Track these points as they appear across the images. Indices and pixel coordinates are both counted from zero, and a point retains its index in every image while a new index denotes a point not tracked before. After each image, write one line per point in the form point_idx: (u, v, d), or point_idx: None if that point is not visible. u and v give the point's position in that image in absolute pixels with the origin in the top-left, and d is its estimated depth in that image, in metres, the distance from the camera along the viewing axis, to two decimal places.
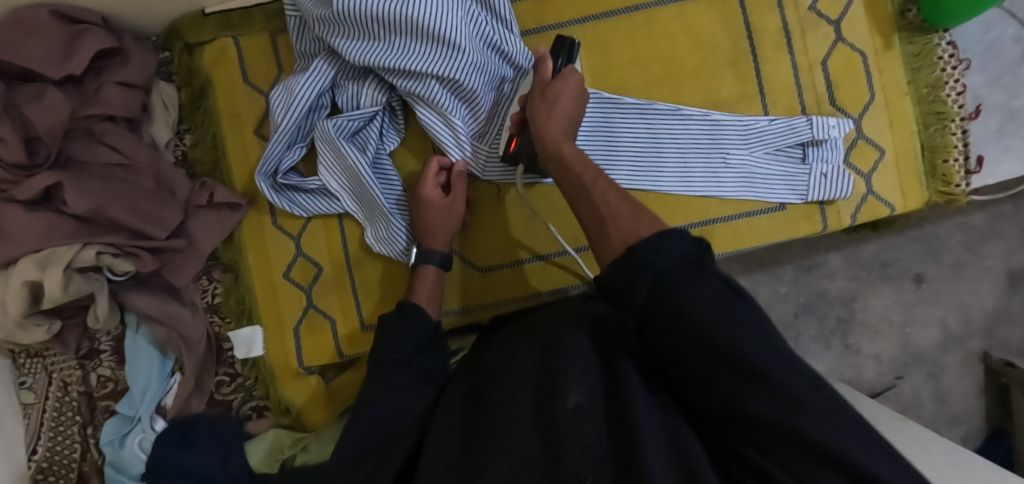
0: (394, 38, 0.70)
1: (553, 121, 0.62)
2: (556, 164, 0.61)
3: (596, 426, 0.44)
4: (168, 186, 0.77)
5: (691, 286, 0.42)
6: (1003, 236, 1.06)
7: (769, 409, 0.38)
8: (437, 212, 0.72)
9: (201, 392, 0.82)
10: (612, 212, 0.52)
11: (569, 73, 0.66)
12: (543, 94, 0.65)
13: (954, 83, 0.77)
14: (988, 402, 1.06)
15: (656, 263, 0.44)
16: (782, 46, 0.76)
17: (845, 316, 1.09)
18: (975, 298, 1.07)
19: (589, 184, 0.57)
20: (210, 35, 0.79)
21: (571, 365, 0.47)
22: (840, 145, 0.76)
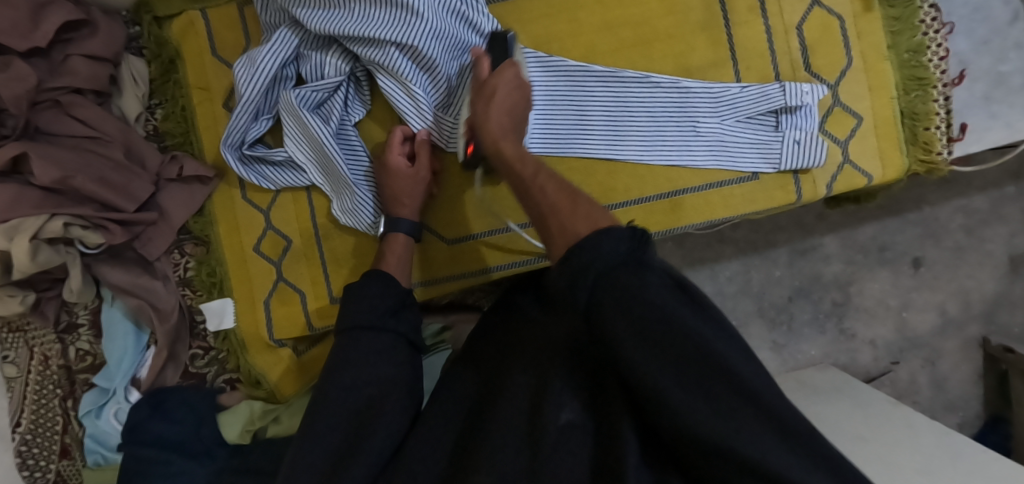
0: (354, 6, 0.69)
1: (492, 118, 0.62)
2: (499, 163, 0.60)
3: (582, 445, 0.44)
4: (138, 159, 0.78)
5: (633, 282, 0.39)
6: (1004, 220, 1.04)
7: (731, 432, 0.34)
8: (403, 180, 0.71)
9: (176, 362, 0.83)
10: (560, 206, 0.51)
11: (506, 66, 0.66)
12: (479, 92, 0.64)
13: (937, 48, 0.74)
14: (987, 388, 1.07)
15: (590, 263, 0.41)
16: (756, 9, 0.74)
17: (840, 300, 1.07)
18: (976, 283, 1.06)
19: (529, 180, 0.55)
20: (177, 8, 0.79)
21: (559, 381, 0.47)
22: (816, 112, 0.74)
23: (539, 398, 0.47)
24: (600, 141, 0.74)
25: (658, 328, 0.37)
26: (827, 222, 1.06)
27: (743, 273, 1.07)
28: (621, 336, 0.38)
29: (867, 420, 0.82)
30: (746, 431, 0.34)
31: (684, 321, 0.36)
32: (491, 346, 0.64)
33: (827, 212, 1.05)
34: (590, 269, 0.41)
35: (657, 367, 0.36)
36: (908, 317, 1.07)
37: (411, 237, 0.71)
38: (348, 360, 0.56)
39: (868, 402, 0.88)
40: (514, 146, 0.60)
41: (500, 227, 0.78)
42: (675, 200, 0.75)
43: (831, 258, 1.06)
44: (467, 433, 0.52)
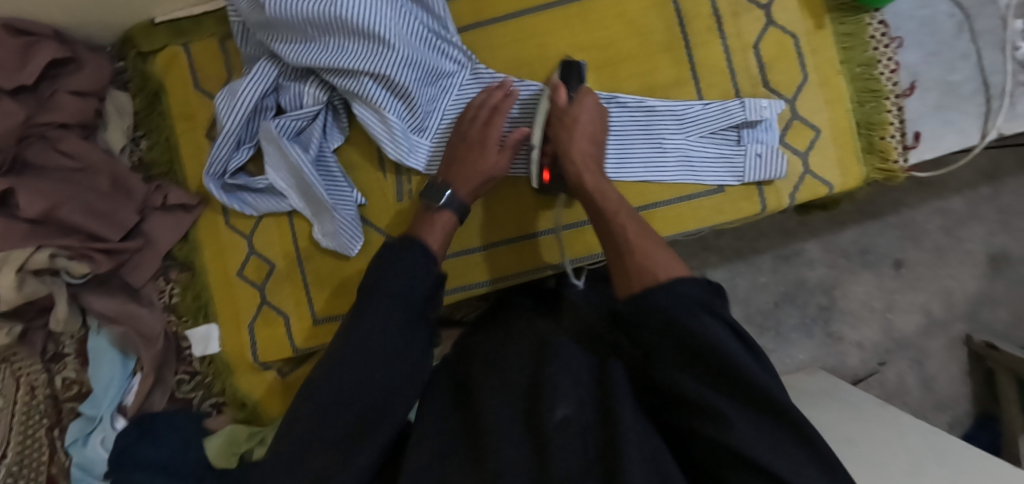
0: (329, 38, 0.72)
1: (576, 143, 0.68)
2: (580, 193, 0.67)
3: (582, 440, 0.48)
4: (124, 188, 0.80)
5: (692, 324, 0.48)
6: (981, 220, 1.08)
7: (760, 446, 0.45)
8: (469, 159, 0.72)
9: (163, 386, 0.84)
10: (638, 245, 0.59)
11: (584, 93, 0.72)
12: (561, 120, 0.70)
13: (887, 62, 0.78)
14: (976, 386, 1.09)
15: (659, 299, 0.51)
16: (714, 30, 0.78)
17: (825, 303, 1.10)
18: (958, 282, 1.09)
19: (610, 215, 0.63)
20: (162, 43, 0.82)
21: (562, 378, 0.52)
22: (775, 126, 0.77)
23: (539, 389, 0.52)
24: None
25: (711, 358, 0.48)
26: (808, 227, 1.09)
27: (729, 279, 1.10)
28: (677, 364, 0.49)
29: (849, 420, 0.85)
30: (760, 431, 0.46)
31: (723, 346, 0.47)
32: (471, 342, 0.66)
33: (808, 218, 1.09)
34: (661, 312, 0.50)
35: (707, 386, 0.48)
36: (893, 318, 1.10)
37: (456, 216, 0.71)
38: (355, 351, 0.56)
39: (853, 402, 0.90)
40: (595, 177, 0.67)
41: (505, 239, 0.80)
42: (648, 214, 0.78)
43: (815, 262, 1.10)
44: (464, 424, 0.55)
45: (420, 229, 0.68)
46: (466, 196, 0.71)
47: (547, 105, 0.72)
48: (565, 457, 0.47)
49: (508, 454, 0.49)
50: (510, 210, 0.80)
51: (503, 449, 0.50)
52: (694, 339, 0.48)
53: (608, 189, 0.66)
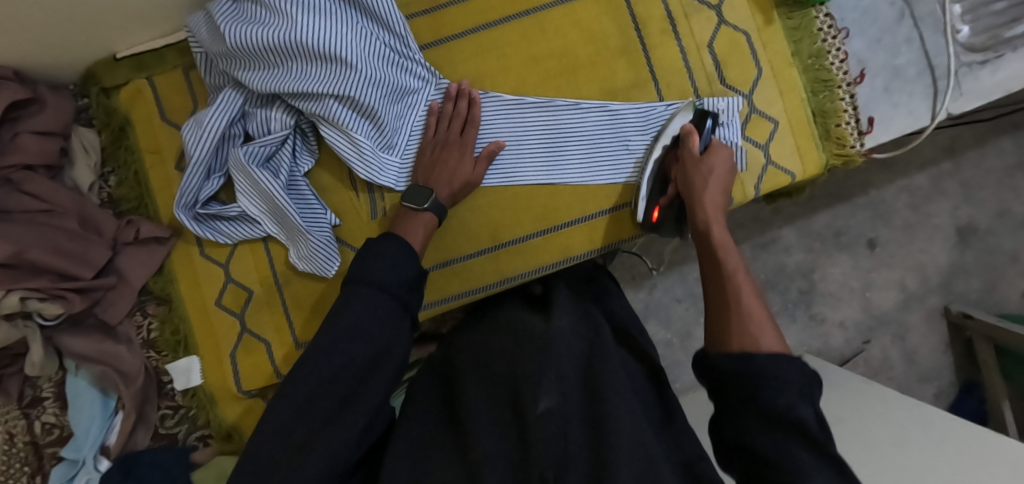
0: (292, 63, 0.72)
1: (710, 192, 0.69)
2: (700, 237, 0.67)
3: (558, 430, 0.54)
4: (94, 227, 0.80)
5: (781, 400, 0.48)
6: (946, 194, 1.15)
7: None
8: (447, 165, 0.74)
9: (145, 424, 0.83)
10: (746, 302, 0.58)
11: (719, 147, 0.73)
12: (696, 166, 0.71)
13: (836, 51, 0.81)
14: (956, 355, 1.15)
15: (755, 358, 0.51)
16: (668, 32, 0.80)
17: (806, 287, 1.15)
18: (929, 256, 1.15)
19: (725, 265, 0.62)
20: (124, 78, 0.82)
21: (546, 374, 0.59)
22: (736, 122, 0.79)
23: (523, 390, 0.58)
24: (540, 164, 0.79)
25: (788, 419, 0.47)
26: (782, 215, 1.15)
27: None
28: (752, 421, 0.49)
29: (839, 402, 0.87)
30: None
31: (801, 414, 0.47)
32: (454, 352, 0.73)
33: (782, 206, 1.15)
34: (756, 380, 0.50)
35: (783, 442, 0.47)
36: (872, 296, 1.16)
37: (438, 217, 0.72)
38: (342, 328, 0.57)
39: (840, 382, 0.92)
40: (721, 227, 0.66)
41: (489, 245, 0.80)
42: (619, 214, 0.80)
43: (791, 248, 1.15)
44: (448, 432, 0.61)
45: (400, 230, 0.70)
46: (445, 199, 0.73)
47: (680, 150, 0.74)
48: (549, 446, 0.53)
49: (491, 447, 0.55)
50: (489, 218, 0.80)
51: (486, 442, 0.56)
52: (776, 398, 0.48)
53: (730, 246, 0.65)
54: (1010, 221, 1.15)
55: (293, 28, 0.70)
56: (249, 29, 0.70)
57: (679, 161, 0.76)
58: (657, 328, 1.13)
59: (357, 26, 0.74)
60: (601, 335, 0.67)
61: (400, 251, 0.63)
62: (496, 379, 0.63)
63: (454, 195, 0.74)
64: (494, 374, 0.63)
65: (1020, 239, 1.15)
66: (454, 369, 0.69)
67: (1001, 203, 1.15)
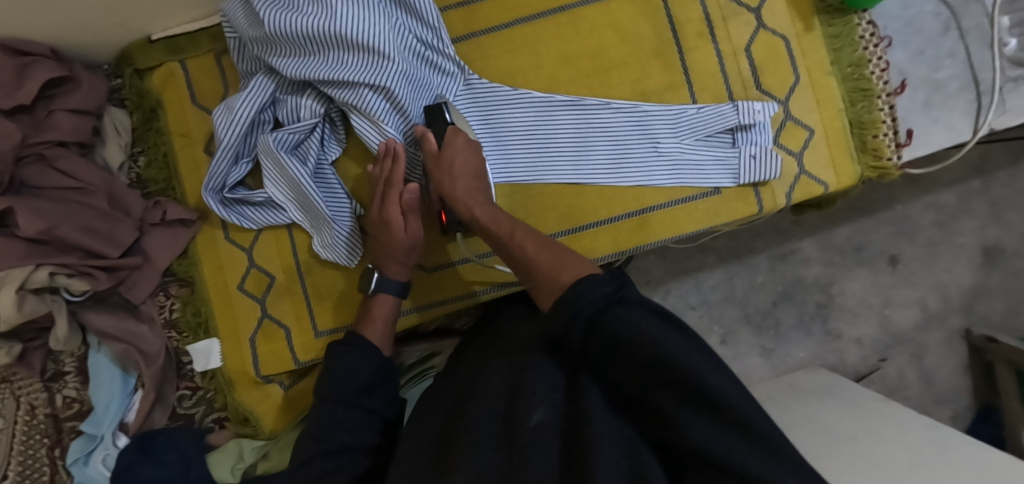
0: (327, 52, 0.72)
1: (458, 184, 0.67)
2: (476, 226, 0.66)
3: (555, 444, 0.46)
4: (122, 206, 0.81)
5: (617, 316, 0.46)
6: (973, 214, 1.12)
7: (709, 438, 0.40)
8: (389, 232, 0.71)
9: (164, 404, 0.83)
10: (537, 264, 0.58)
11: (452, 136, 0.70)
12: (437, 165, 0.68)
13: (877, 61, 0.79)
14: (975, 379, 1.13)
15: (578, 303, 0.47)
16: (705, 34, 0.79)
17: (823, 301, 1.13)
18: (953, 276, 1.13)
19: (506, 241, 0.63)
20: (157, 59, 0.82)
21: (538, 382, 0.50)
22: (769, 127, 0.78)
23: (518, 393, 0.51)
24: (568, 162, 0.78)
25: (637, 351, 0.44)
26: (803, 226, 1.13)
27: (727, 280, 1.13)
28: (613, 364, 0.46)
29: (853, 417, 0.85)
30: (703, 421, 0.41)
31: (651, 340, 0.44)
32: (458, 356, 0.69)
33: (803, 217, 1.13)
34: (605, 324, 0.46)
35: (640, 382, 0.44)
36: (891, 314, 1.13)
37: (398, 295, 0.73)
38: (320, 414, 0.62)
39: (856, 399, 0.91)
40: (485, 210, 0.66)
41: None
42: (642, 218, 0.79)
43: (810, 260, 1.13)
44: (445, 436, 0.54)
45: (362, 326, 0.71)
46: (398, 273, 0.73)
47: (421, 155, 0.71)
48: (540, 460, 0.44)
49: (481, 461, 0.47)
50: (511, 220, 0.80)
51: (477, 456, 0.48)
52: (618, 321, 0.45)
53: (501, 220, 0.65)
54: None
55: (331, 17, 0.70)
56: (287, 16, 0.70)
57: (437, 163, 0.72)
58: None
59: (390, 17, 0.73)
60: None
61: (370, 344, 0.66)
62: (487, 384, 0.56)
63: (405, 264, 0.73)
64: (473, 388, 0.57)
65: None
66: (451, 378, 0.65)
67: None
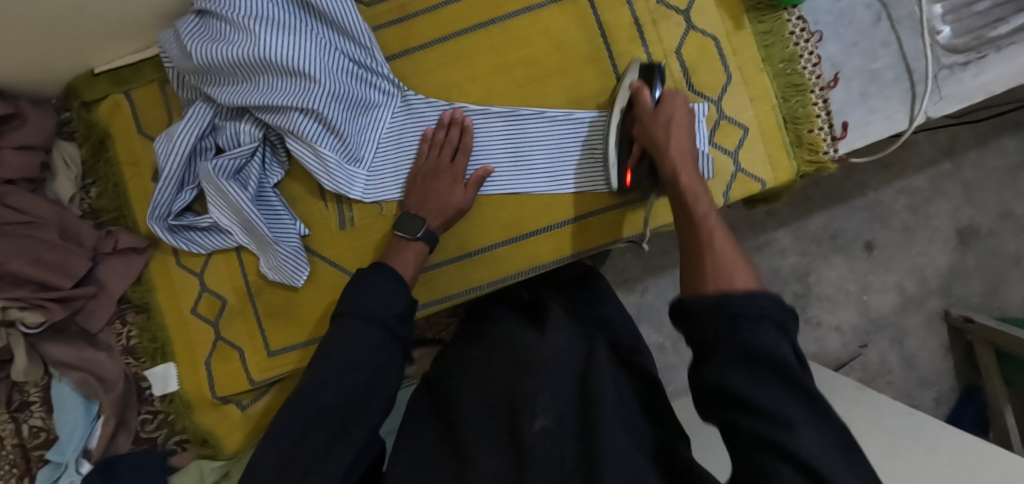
0: (259, 77, 0.73)
1: (673, 143, 0.66)
2: (672, 189, 0.64)
3: (557, 446, 0.55)
4: (75, 237, 0.82)
5: (755, 333, 0.45)
6: (946, 196, 1.12)
7: (825, 462, 0.41)
8: (441, 192, 0.74)
9: (126, 428, 0.84)
10: (720, 252, 0.54)
11: (673, 98, 0.70)
12: (653, 118, 0.68)
13: (809, 56, 0.80)
14: (957, 361, 1.13)
15: (734, 301, 0.47)
16: (636, 39, 0.79)
17: (801, 291, 1.14)
18: (929, 259, 1.13)
19: (696, 215, 0.60)
20: (103, 92, 0.83)
21: (541, 392, 0.59)
22: (704, 128, 0.78)
23: (519, 403, 0.59)
24: (507, 171, 0.79)
25: (765, 364, 0.44)
26: (777, 217, 1.13)
27: None
28: (730, 363, 0.46)
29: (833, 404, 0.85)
30: (821, 438, 0.42)
31: (785, 356, 0.44)
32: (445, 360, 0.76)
33: (775, 208, 1.13)
34: (732, 311, 0.47)
35: (768, 389, 0.44)
36: (869, 300, 1.14)
37: (430, 246, 0.73)
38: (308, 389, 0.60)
39: (834, 388, 0.89)
40: (692, 183, 0.63)
41: (454, 255, 0.81)
42: (583, 224, 0.80)
43: (785, 251, 1.14)
44: (445, 439, 0.64)
45: (391, 259, 0.71)
46: (437, 226, 0.74)
47: (449, 149, 0.76)
48: (547, 466, 0.53)
49: (490, 463, 0.56)
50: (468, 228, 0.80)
51: (483, 460, 0.56)
52: (763, 330, 0.45)
53: (701, 192, 0.62)
54: (1013, 223, 1.12)
55: (257, 44, 0.71)
56: (214, 46, 0.71)
57: (460, 150, 0.76)
58: (649, 331, 1.13)
59: (319, 40, 0.75)
60: (596, 351, 0.66)
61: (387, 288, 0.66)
62: (486, 388, 0.65)
63: (446, 223, 0.75)
64: (455, 400, 0.67)
65: (1023, 241, 1.11)
66: (447, 384, 0.70)
67: (1004, 205, 1.12)
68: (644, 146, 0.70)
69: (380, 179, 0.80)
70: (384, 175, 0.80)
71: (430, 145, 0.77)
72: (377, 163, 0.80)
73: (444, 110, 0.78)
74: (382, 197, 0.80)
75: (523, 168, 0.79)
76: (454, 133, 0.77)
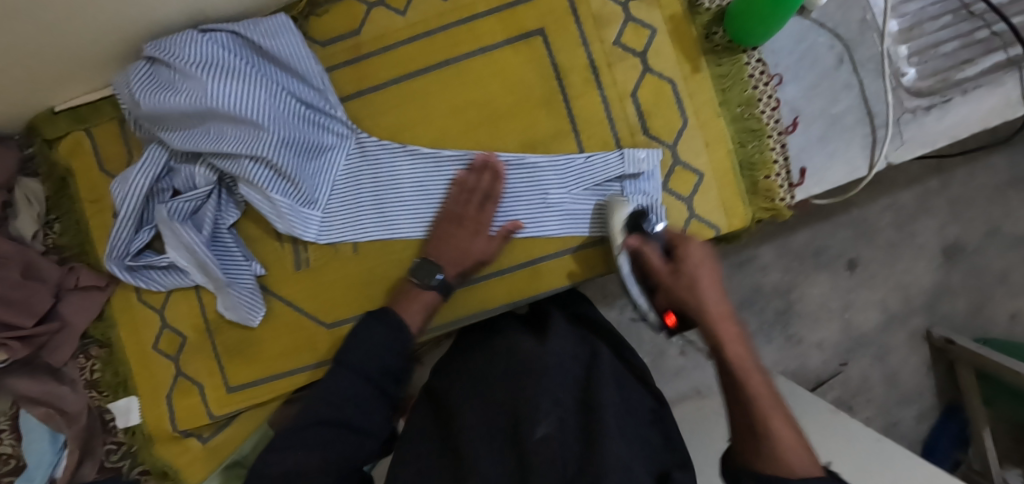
0: (210, 124, 0.74)
1: (714, 303, 0.61)
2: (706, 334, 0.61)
3: (560, 449, 0.55)
4: (37, 274, 0.82)
5: (808, 476, 0.51)
6: (932, 213, 1.12)
7: None
8: (460, 242, 0.74)
9: (92, 458, 0.85)
10: (766, 419, 0.55)
11: (686, 245, 0.65)
12: (676, 273, 0.64)
13: (768, 99, 0.78)
14: (938, 378, 1.13)
15: (800, 477, 0.51)
16: (591, 81, 0.78)
17: (783, 308, 1.12)
18: (913, 277, 1.13)
19: (746, 388, 0.57)
20: (64, 129, 0.84)
21: (542, 400, 0.59)
22: (656, 173, 0.78)
23: (521, 409, 0.59)
24: None
25: None
26: (760, 233, 1.11)
27: None
28: None
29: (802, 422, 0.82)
30: None
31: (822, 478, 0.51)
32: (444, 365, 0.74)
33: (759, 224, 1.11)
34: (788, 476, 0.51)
35: None
36: (852, 317, 1.13)
37: (442, 296, 0.73)
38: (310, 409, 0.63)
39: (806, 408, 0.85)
40: (731, 332, 0.60)
41: None
42: (534, 268, 0.79)
43: (768, 267, 1.11)
44: (445, 446, 0.64)
45: (399, 308, 0.72)
46: (454, 276, 0.74)
47: (483, 196, 0.75)
48: (550, 470, 0.54)
49: (490, 471, 0.56)
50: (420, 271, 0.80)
51: (483, 467, 0.57)
52: (813, 479, 0.51)
53: (742, 344, 0.60)
54: (1001, 240, 1.12)
55: (205, 93, 0.71)
56: (162, 94, 0.71)
57: (488, 200, 0.75)
58: None
59: (270, 86, 0.74)
60: (599, 358, 0.67)
61: (384, 336, 0.67)
62: (489, 389, 0.64)
63: (463, 273, 0.75)
64: (454, 405, 0.66)
65: (1010, 259, 1.12)
66: (446, 390, 0.70)
67: (990, 222, 1.12)
68: (666, 291, 0.65)
69: (334, 221, 0.80)
70: (338, 218, 0.80)
71: (465, 190, 0.75)
72: (331, 206, 0.80)
73: (476, 154, 0.76)
74: (336, 238, 0.80)
75: None
76: (480, 179, 0.75)
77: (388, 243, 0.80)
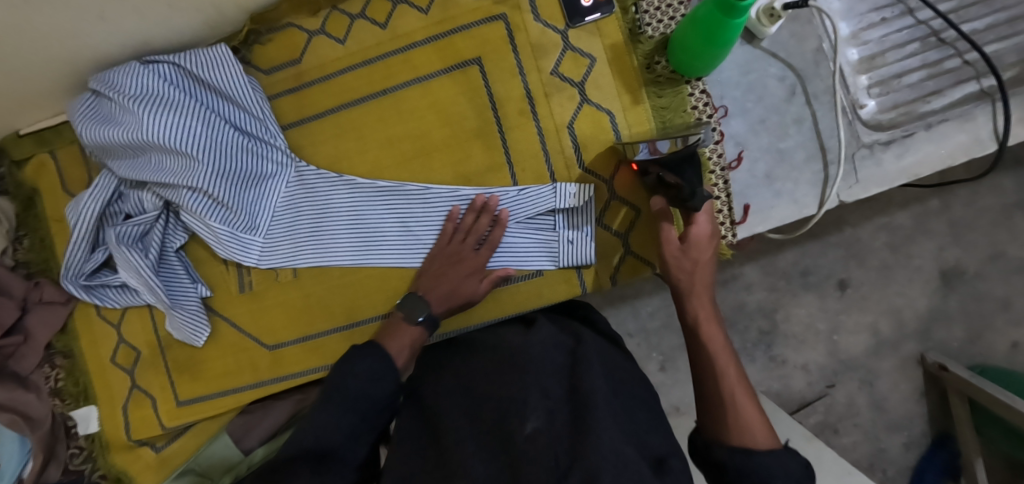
0: (150, 154, 0.76)
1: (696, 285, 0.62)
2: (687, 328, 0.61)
3: (550, 448, 0.46)
4: (4, 289, 0.87)
5: (775, 466, 0.49)
6: (930, 234, 1.04)
7: None
8: (454, 281, 0.72)
9: (55, 462, 0.89)
10: (733, 395, 0.55)
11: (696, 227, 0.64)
12: (682, 267, 0.63)
13: (712, 132, 0.74)
14: (930, 406, 1.04)
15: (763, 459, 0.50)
16: (527, 113, 0.77)
17: (766, 328, 1.05)
18: (906, 300, 1.04)
19: (714, 371, 0.57)
20: (29, 152, 0.88)
21: (530, 394, 0.52)
22: (591, 208, 0.76)
23: (507, 407, 0.52)
24: (392, 246, 0.79)
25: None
26: (744, 251, 1.05)
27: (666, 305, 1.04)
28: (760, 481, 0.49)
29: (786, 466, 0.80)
30: None
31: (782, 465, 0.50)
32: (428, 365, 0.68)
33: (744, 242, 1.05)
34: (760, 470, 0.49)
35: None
36: (840, 340, 1.05)
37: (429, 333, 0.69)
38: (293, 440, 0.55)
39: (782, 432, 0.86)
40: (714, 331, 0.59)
41: (337, 325, 0.82)
42: None
43: (753, 286, 1.05)
44: (433, 449, 0.55)
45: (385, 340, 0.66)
46: (443, 313, 0.71)
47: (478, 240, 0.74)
48: (537, 468, 0.45)
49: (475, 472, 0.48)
50: (353, 299, 0.81)
51: (472, 468, 0.49)
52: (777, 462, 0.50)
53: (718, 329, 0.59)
54: (1003, 265, 1.03)
55: (140, 127, 0.73)
56: (104, 128, 0.75)
57: (487, 244, 0.74)
58: None
59: (206, 116, 0.76)
60: (583, 343, 0.61)
61: (377, 369, 0.60)
62: (472, 382, 0.59)
63: (451, 312, 0.72)
64: (437, 404, 0.59)
65: (1012, 285, 1.03)
66: (427, 388, 0.64)
67: (993, 245, 1.03)
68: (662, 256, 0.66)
69: (275, 247, 0.81)
70: (279, 244, 0.81)
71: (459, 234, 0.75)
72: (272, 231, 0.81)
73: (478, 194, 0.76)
74: (274, 265, 0.81)
75: (408, 243, 0.79)
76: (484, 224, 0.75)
77: (323, 271, 0.81)
